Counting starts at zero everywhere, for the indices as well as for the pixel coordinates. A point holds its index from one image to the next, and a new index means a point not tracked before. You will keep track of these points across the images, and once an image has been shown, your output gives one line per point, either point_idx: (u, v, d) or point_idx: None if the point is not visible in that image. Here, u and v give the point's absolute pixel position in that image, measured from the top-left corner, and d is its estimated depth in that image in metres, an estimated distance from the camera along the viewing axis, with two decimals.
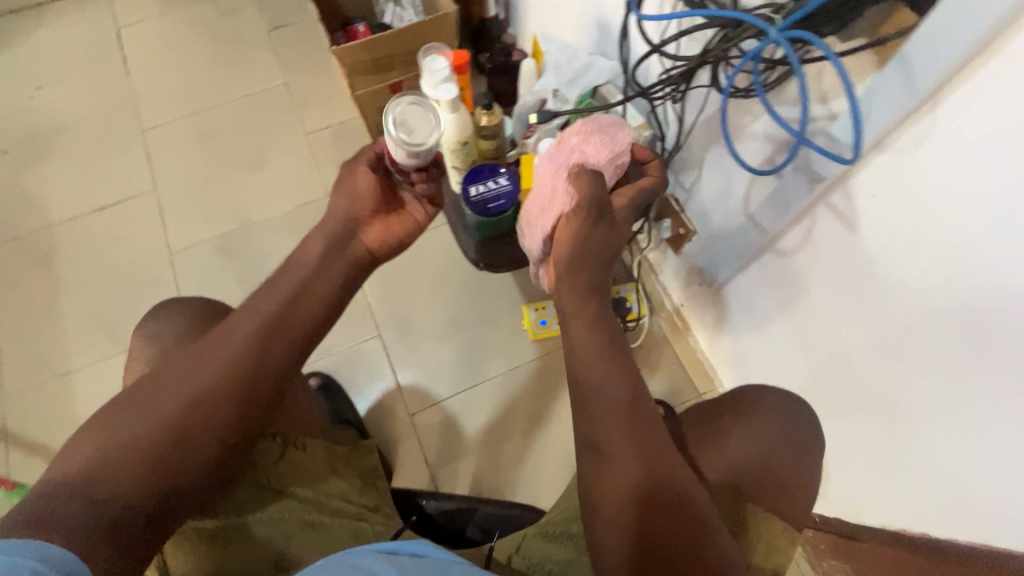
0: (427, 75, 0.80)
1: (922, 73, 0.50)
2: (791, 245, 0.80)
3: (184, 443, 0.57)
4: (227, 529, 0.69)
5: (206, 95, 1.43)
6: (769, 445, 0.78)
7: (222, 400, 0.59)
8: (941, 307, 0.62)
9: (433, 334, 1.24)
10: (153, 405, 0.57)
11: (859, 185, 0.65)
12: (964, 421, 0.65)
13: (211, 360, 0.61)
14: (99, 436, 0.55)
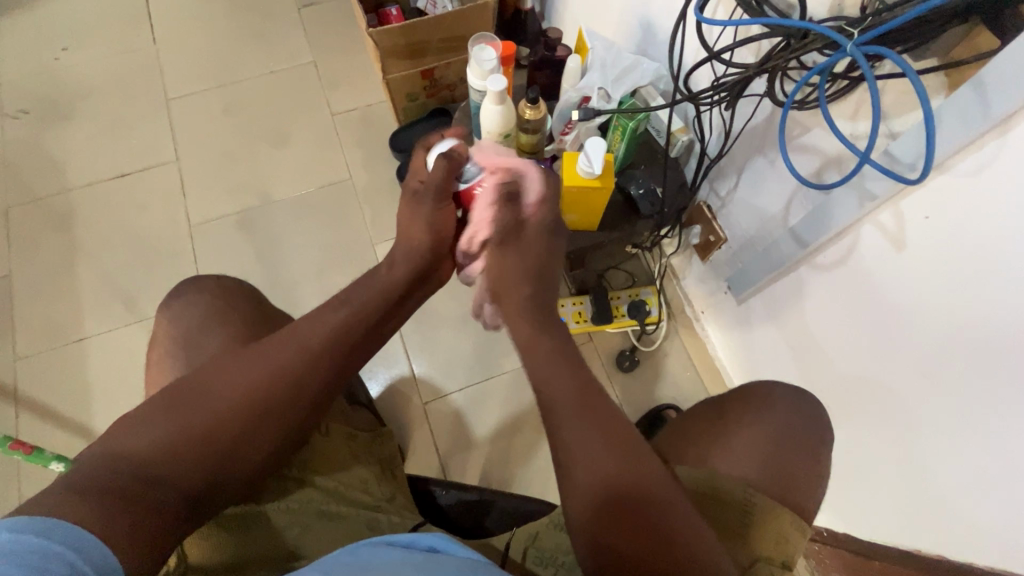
0: (475, 65, 0.75)
1: (1002, 100, 0.44)
2: (829, 261, 0.70)
3: (237, 431, 0.59)
4: (247, 518, 0.69)
5: (234, 69, 1.43)
6: (787, 445, 0.67)
7: (273, 402, 0.62)
8: (990, 353, 0.54)
9: (451, 325, 1.21)
10: (204, 404, 0.59)
11: (909, 211, 0.57)
12: (997, 479, 0.59)
13: (273, 358, 0.63)
14: (151, 430, 0.56)
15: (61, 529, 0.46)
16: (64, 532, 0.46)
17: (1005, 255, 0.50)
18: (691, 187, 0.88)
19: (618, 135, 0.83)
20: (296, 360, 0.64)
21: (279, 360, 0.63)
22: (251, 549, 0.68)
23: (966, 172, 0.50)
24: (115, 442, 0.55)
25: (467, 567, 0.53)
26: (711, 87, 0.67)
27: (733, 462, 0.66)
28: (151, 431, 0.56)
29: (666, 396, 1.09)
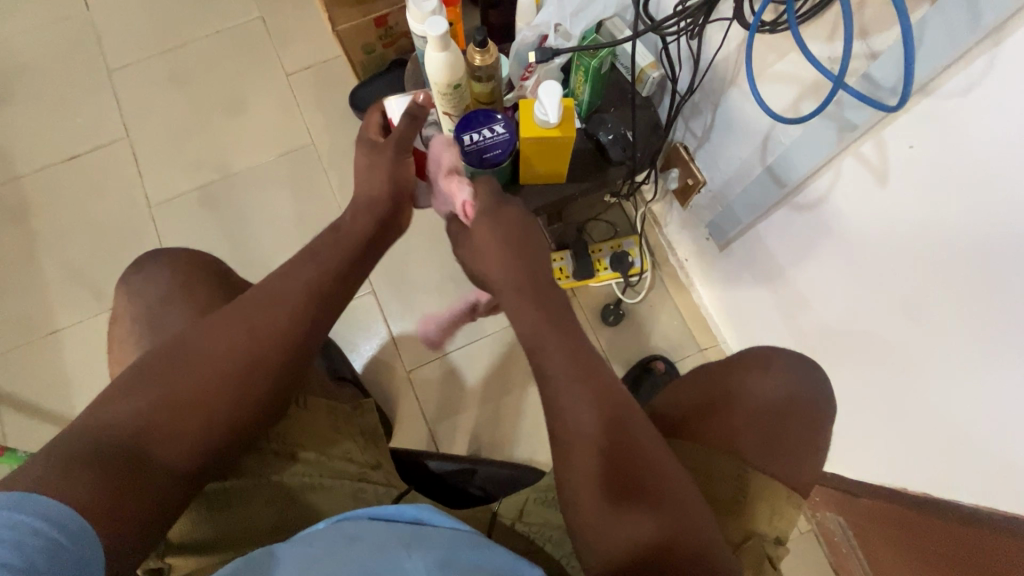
0: (413, 8, 0.68)
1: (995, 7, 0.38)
2: (812, 198, 0.65)
3: (215, 397, 0.55)
4: (230, 492, 0.66)
5: (178, 30, 1.32)
6: (781, 400, 0.66)
7: (251, 363, 0.57)
8: (989, 294, 0.51)
9: (431, 290, 1.18)
10: (183, 372, 0.55)
11: (892, 140, 0.52)
12: (989, 413, 0.57)
13: (251, 319, 0.59)
14: (127, 397, 0.53)
15: (36, 500, 0.44)
16: (37, 502, 0.44)
17: (996, 181, 0.45)
18: (663, 128, 0.82)
19: (581, 76, 0.77)
20: (271, 319, 0.59)
21: (257, 318, 0.59)
22: (233, 520, 0.65)
23: (954, 94, 0.45)
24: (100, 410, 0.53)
25: (450, 539, 0.50)
26: (675, 14, 0.60)
27: (720, 427, 0.65)
28: (131, 395, 0.53)
29: (653, 347, 1.07)
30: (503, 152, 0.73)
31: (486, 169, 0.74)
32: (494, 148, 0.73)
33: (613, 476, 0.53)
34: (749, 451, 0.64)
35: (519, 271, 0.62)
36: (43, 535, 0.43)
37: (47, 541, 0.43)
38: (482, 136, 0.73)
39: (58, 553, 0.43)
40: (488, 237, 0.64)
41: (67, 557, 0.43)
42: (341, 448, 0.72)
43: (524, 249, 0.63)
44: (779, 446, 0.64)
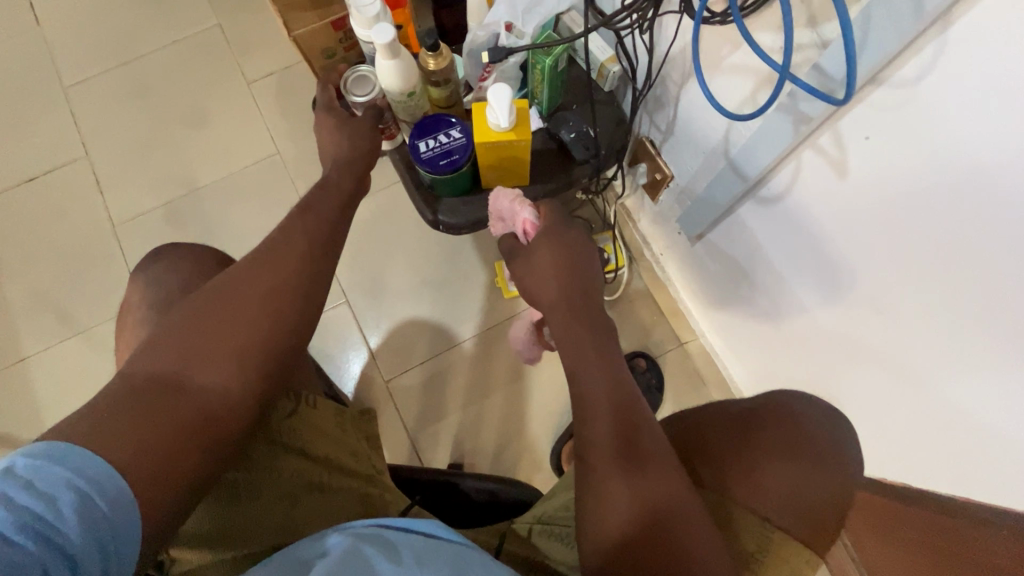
0: (355, 13, 0.65)
1: None
2: (776, 191, 0.63)
3: (245, 356, 0.53)
4: (241, 485, 0.61)
5: (133, 42, 1.29)
6: (808, 471, 0.55)
7: (279, 319, 0.56)
8: (972, 288, 0.48)
9: (407, 297, 1.16)
10: (211, 334, 0.52)
11: (848, 131, 0.50)
12: (966, 402, 0.56)
13: (275, 274, 0.58)
14: (155, 356, 0.50)
15: (79, 454, 0.41)
16: (82, 455, 0.41)
17: (957, 170, 0.43)
18: (627, 123, 0.80)
19: (538, 75, 0.74)
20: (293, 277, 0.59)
21: (281, 274, 0.58)
22: (244, 513, 0.60)
23: (906, 82, 0.43)
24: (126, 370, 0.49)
25: (458, 554, 0.46)
26: (625, 8, 0.58)
27: (741, 475, 0.56)
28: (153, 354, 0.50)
29: (633, 344, 1.06)
30: (460, 158, 0.71)
31: (445, 176, 0.72)
32: (451, 154, 0.71)
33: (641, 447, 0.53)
34: (770, 506, 0.54)
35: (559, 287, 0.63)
36: (91, 503, 0.39)
37: (85, 508, 0.39)
38: (438, 142, 0.71)
39: (97, 518, 0.39)
40: (552, 257, 0.64)
41: (103, 526, 0.40)
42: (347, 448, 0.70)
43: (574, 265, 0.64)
44: (808, 483, 0.55)
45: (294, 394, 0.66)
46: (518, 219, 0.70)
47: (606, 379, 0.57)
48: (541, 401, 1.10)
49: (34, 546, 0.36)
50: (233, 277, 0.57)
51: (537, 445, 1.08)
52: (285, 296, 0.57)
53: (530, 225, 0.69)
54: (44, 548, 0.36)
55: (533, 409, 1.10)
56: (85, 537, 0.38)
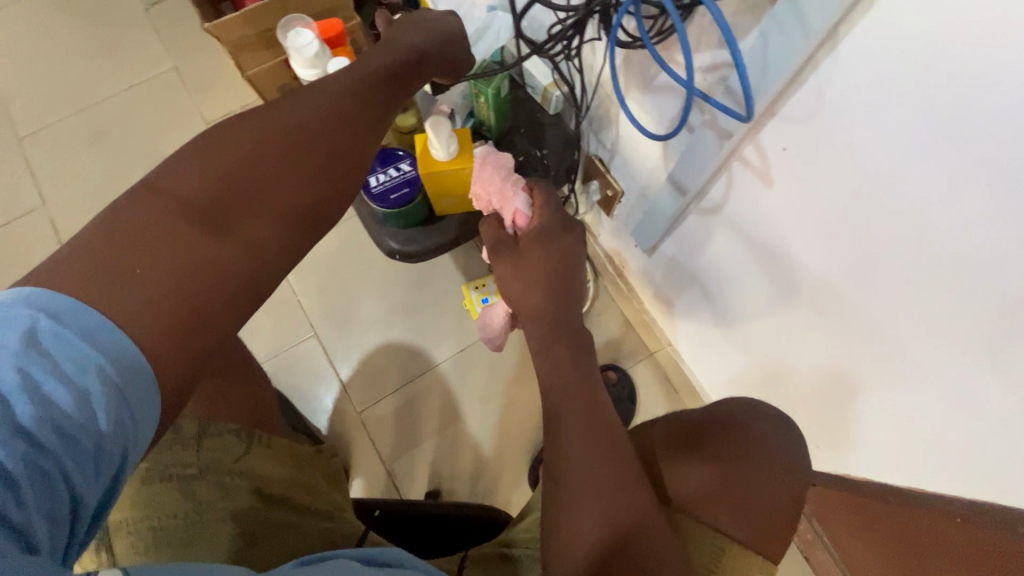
0: (296, 54, 0.66)
1: (820, 14, 0.38)
2: (715, 201, 0.65)
3: (266, 235, 0.48)
4: (189, 525, 0.59)
5: (89, 89, 1.29)
6: (760, 463, 0.57)
7: (309, 194, 0.50)
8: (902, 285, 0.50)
9: (376, 326, 1.16)
10: (229, 146, 0.48)
11: (767, 143, 0.52)
12: (915, 393, 0.57)
13: (319, 141, 0.52)
14: (178, 197, 0.44)
15: (69, 340, 0.34)
16: (84, 321, 0.35)
17: (873, 174, 0.45)
18: (573, 144, 0.82)
19: (483, 102, 0.76)
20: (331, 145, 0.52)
21: (323, 138, 0.52)
22: (192, 549, 0.58)
23: (810, 95, 0.46)
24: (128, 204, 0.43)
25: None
26: (554, 34, 0.60)
27: (682, 475, 0.58)
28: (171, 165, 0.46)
29: (604, 357, 1.07)
30: (411, 189, 0.72)
31: (395, 208, 0.73)
32: (400, 187, 0.72)
33: (620, 462, 0.52)
34: (715, 511, 0.55)
35: (543, 289, 0.61)
36: (88, 397, 0.33)
37: (85, 397, 0.32)
38: (388, 175, 0.72)
39: (120, 392, 0.34)
40: (542, 261, 0.61)
41: (127, 416, 0.35)
42: (304, 488, 0.70)
43: (562, 285, 0.61)
44: (747, 484, 0.56)
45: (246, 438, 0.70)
46: (508, 208, 0.65)
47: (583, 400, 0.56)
48: (515, 420, 1.10)
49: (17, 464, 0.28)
50: (261, 138, 0.49)
51: (516, 465, 1.07)
52: (326, 190, 0.52)
53: (519, 214, 0.65)
54: (67, 442, 0.31)
55: (508, 430, 1.10)
56: (113, 427, 0.33)
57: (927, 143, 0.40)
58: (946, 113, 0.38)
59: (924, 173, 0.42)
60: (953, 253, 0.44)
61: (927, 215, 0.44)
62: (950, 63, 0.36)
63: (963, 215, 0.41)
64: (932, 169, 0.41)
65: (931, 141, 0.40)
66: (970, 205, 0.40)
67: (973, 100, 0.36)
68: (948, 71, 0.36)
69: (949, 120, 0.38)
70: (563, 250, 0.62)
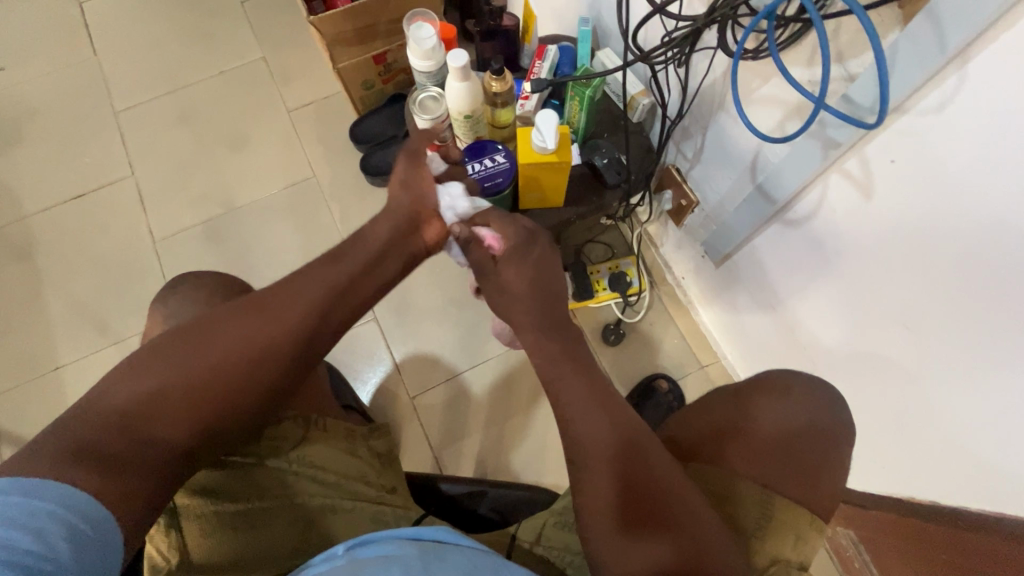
0: (414, 45, 0.70)
1: (958, 32, 0.41)
2: (803, 213, 0.67)
3: (221, 385, 0.54)
4: (251, 511, 0.62)
5: (183, 72, 1.37)
6: (796, 424, 0.65)
7: (273, 357, 0.56)
8: (998, 302, 0.51)
9: (433, 315, 1.19)
10: (208, 341, 0.55)
11: (875, 155, 0.54)
12: (996, 415, 0.58)
13: (279, 311, 0.58)
14: (154, 368, 0.52)
15: (52, 488, 0.44)
16: (53, 489, 0.44)
17: (984, 193, 0.47)
18: (656, 152, 0.85)
19: (576, 105, 0.81)
20: (298, 313, 0.58)
21: (282, 312, 0.58)
22: (254, 539, 0.60)
23: (928, 112, 0.48)
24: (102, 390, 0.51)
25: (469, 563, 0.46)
26: (664, 44, 0.63)
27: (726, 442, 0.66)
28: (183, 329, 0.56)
29: (657, 366, 1.08)
30: (504, 180, 0.75)
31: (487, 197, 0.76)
32: (496, 176, 0.75)
33: (652, 479, 0.57)
34: (765, 473, 0.63)
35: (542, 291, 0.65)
36: (63, 520, 0.43)
37: (70, 528, 0.43)
38: (483, 166, 0.76)
39: (86, 549, 0.43)
40: (530, 273, 0.66)
41: (91, 559, 0.44)
42: (358, 471, 0.69)
43: (550, 297, 0.66)
44: (784, 459, 0.64)
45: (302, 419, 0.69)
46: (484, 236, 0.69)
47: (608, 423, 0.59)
48: None
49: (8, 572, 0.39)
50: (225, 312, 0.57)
51: (560, 464, 1.09)
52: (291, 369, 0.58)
53: (495, 238, 0.68)
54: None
55: (555, 429, 1.11)
56: (77, 554, 0.43)
57: None
58: None
59: None
60: None
61: None
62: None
63: None
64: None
65: None
66: None
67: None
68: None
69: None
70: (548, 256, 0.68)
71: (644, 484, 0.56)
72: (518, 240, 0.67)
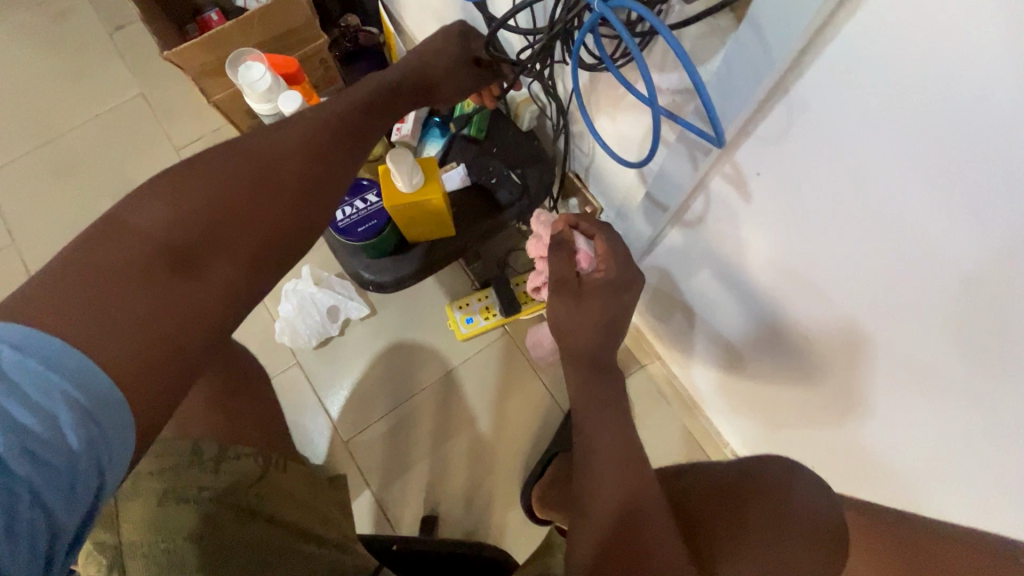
0: (247, 89, 0.63)
1: (780, 46, 0.36)
2: (694, 221, 0.63)
3: (239, 223, 0.47)
4: (207, 549, 0.55)
5: (55, 120, 1.25)
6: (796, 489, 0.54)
7: (282, 211, 0.51)
8: (977, 355, 0.42)
9: (360, 350, 1.13)
10: (226, 174, 0.48)
11: (744, 164, 0.50)
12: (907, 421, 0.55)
13: (284, 150, 0.53)
14: (170, 191, 0.45)
15: (31, 331, 0.34)
16: (74, 360, 0.35)
17: (857, 203, 0.42)
18: (549, 160, 0.80)
19: None
20: (299, 148, 0.54)
21: (283, 152, 0.53)
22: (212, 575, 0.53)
23: (783, 121, 0.43)
24: (115, 211, 0.43)
25: None
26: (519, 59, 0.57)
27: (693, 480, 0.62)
28: (203, 171, 0.48)
29: None
30: (378, 222, 0.72)
31: (364, 240, 0.74)
32: (369, 219, 0.72)
33: (640, 443, 0.58)
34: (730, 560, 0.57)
35: (583, 317, 0.66)
36: (66, 396, 0.34)
37: (75, 421, 0.34)
38: (354, 208, 0.72)
39: (92, 410, 0.35)
40: (602, 310, 0.66)
41: (100, 429, 0.35)
42: (320, 515, 0.69)
43: (605, 327, 0.67)
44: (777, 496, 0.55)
45: (263, 462, 0.69)
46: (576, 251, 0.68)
47: (612, 407, 0.63)
48: (507, 441, 1.07)
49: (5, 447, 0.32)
50: (251, 150, 0.51)
51: (509, 487, 1.05)
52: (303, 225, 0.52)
53: (589, 259, 0.67)
54: (38, 466, 0.33)
55: (500, 451, 1.07)
56: (84, 444, 0.35)
57: (917, 178, 0.37)
58: (935, 155, 0.35)
59: (919, 216, 0.38)
60: (938, 297, 0.41)
61: (926, 259, 0.40)
62: (935, 105, 0.33)
63: (963, 255, 0.37)
64: (922, 203, 0.38)
65: (924, 181, 0.37)
66: (970, 252, 0.37)
67: (962, 147, 0.33)
68: (934, 112, 0.33)
69: (934, 160, 0.35)
70: (629, 291, 0.67)
71: (632, 447, 0.58)
72: (615, 275, 0.66)
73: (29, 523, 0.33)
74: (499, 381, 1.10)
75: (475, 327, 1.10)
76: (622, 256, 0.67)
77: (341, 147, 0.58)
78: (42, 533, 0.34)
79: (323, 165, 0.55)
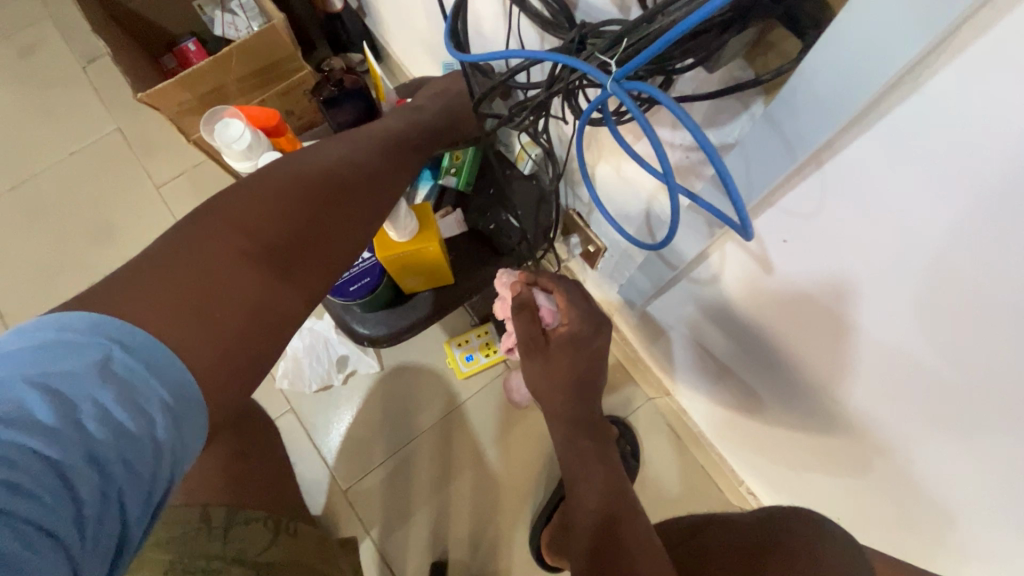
0: (225, 148, 0.59)
1: (817, 128, 0.32)
2: (708, 274, 0.59)
3: (301, 241, 0.53)
4: None
5: (26, 160, 1.20)
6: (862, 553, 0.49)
7: (336, 233, 0.56)
8: (988, 405, 0.40)
9: (356, 392, 1.09)
10: (296, 190, 0.53)
11: (764, 232, 0.47)
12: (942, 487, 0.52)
13: (343, 171, 0.58)
14: (253, 199, 0.51)
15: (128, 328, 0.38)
16: (169, 369, 0.39)
17: (898, 280, 0.39)
18: (548, 201, 0.76)
19: None
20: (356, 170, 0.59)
21: (341, 173, 0.57)
22: None
23: (813, 193, 0.40)
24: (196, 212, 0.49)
25: None
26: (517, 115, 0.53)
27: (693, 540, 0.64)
28: (274, 180, 0.53)
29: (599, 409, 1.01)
30: (371, 280, 0.69)
31: (356, 298, 0.70)
32: (361, 277, 0.68)
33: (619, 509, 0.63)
34: None
35: (553, 373, 0.64)
36: (159, 394, 0.37)
37: (161, 418, 0.36)
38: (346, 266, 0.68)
39: (177, 407, 0.38)
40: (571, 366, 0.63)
41: (181, 427, 0.38)
42: None
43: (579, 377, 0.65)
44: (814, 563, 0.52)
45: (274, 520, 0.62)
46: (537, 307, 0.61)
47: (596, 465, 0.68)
48: (512, 483, 1.03)
49: (104, 433, 0.33)
50: (314, 169, 0.56)
51: (516, 532, 1.01)
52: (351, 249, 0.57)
53: (553, 313, 0.61)
54: (129, 466, 0.34)
55: (505, 494, 1.03)
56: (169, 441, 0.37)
57: (970, 267, 0.34)
58: (995, 248, 0.31)
59: (973, 303, 0.35)
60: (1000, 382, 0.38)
61: (982, 343, 0.37)
62: (996, 198, 0.29)
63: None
64: (980, 292, 0.34)
65: (979, 269, 0.33)
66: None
67: (997, 230, 0.31)
68: (961, 191, 0.31)
69: (993, 251, 0.32)
70: (598, 339, 0.63)
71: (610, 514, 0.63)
72: (580, 328, 0.61)
73: (110, 522, 0.34)
74: (501, 420, 1.06)
75: (475, 365, 1.06)
76: (585, 303, 0.62)
77: (389, 169, 0.62)
78: (115, 535, 0.34)
79: (374, 188, 0.60)
